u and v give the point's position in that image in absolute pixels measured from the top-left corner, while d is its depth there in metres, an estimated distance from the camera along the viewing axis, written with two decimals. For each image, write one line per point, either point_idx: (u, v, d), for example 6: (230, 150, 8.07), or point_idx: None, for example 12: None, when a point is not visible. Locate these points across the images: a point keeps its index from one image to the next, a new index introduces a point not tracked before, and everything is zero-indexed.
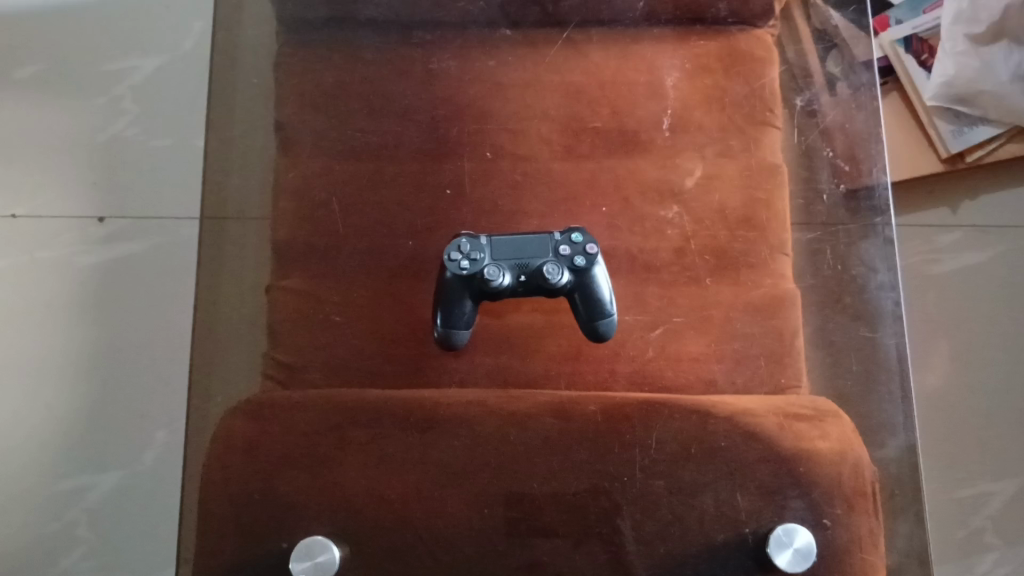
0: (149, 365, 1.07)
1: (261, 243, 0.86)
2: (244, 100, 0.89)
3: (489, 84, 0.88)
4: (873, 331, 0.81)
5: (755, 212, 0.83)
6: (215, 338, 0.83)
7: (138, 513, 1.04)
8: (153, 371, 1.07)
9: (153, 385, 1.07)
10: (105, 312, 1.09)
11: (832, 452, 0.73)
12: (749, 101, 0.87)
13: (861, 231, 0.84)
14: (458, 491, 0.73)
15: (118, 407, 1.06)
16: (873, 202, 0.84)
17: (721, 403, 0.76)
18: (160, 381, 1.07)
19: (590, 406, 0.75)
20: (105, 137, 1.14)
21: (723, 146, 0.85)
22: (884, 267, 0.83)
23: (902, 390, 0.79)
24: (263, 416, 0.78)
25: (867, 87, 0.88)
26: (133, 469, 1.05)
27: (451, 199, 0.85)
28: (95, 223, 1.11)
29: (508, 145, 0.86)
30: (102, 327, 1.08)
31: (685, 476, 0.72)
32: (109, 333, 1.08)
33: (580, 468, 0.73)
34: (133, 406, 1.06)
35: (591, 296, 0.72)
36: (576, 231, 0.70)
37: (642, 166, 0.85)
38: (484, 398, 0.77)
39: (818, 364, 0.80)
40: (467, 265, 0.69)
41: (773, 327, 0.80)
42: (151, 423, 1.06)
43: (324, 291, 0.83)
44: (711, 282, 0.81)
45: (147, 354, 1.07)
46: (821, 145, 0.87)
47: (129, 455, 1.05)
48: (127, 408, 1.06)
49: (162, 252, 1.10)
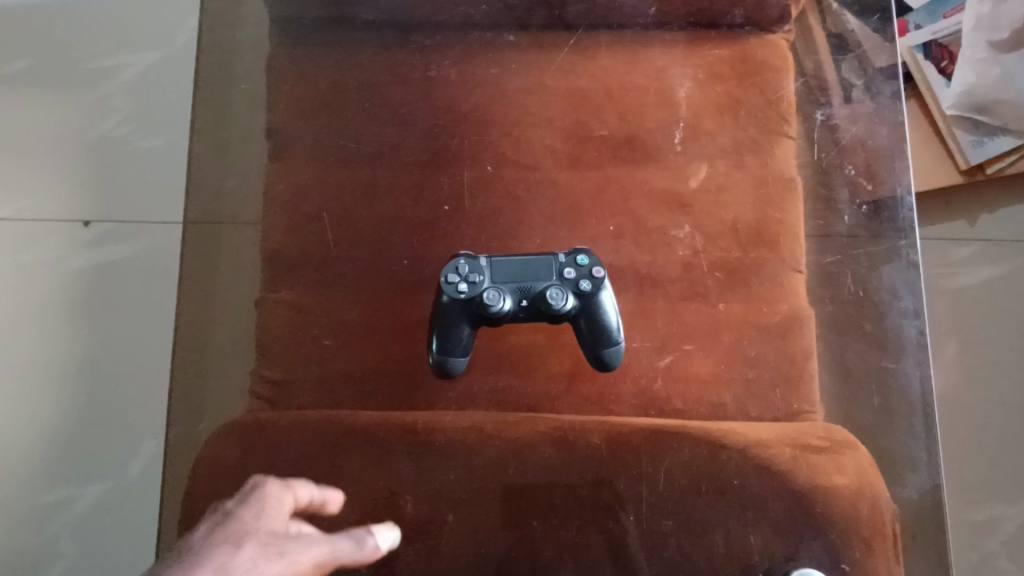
0: (134, 373, 1.03)
1: (252, 252, 0.82)
2: (237, 103, 0.85)
3: (492, 91, 0.84)
4: (895, 361, 0.76)
5: (769, 229, 0.79)
6: (200, 354, 0.79)
7: (124, 524, 0.98)
8: (141, 381, 1.02)
9: (139, 397, 1.02)
10: (94, 317, 1.04)
11: (848, 487, 0.70)
12: (763, 110, 0.82)
13: (884, 254, 0.80)
14: (456, 522, 0.69)
15: (106, 419, 1.01)
16: (897, 222, 0.80)
17: (732, 433, 0.72)
18: (146, 392, 1.02)
19: (594, 437, 0.71)
20: (96, 134, 1.10)
21: (737, 159, 0.81)
22: (908, 293, 0.78)
23: (925, 425, 0.74)
24: (248, 439, 0.74)
25: (892, 99, 0.83)
26: (120, 481, 0.99)
27: (449, 214, 0.80)
28: (81, 227, 1.06)
29: (510, 154, 0.82)
30: (88, 333, 1.04)
31: (694, 513, 0.68)
32: (98, 339, 1.03)
33: (582, 503, 0.69)
34: (121, 418, 1.01)
35: (598, 323, 0.68)
36: (582, 254, 0.67)
37: (652, 178, 0.80)
38: (481, 424, 0.72)
39: (837, 391, 0.75)
40: (466, 288, 0.65)
41: (787, 351, 0.75)
42: (138, 434, 1.01)
43: (315, 305, 0.79)
44: (724, 305, 0.77)
45: (135, 362, 1.03)
46: (842, 161, 0.82)
47: (116, 467, 1.00)
48: (115, 418, 1.01)
49: (153, 256, 1.06)
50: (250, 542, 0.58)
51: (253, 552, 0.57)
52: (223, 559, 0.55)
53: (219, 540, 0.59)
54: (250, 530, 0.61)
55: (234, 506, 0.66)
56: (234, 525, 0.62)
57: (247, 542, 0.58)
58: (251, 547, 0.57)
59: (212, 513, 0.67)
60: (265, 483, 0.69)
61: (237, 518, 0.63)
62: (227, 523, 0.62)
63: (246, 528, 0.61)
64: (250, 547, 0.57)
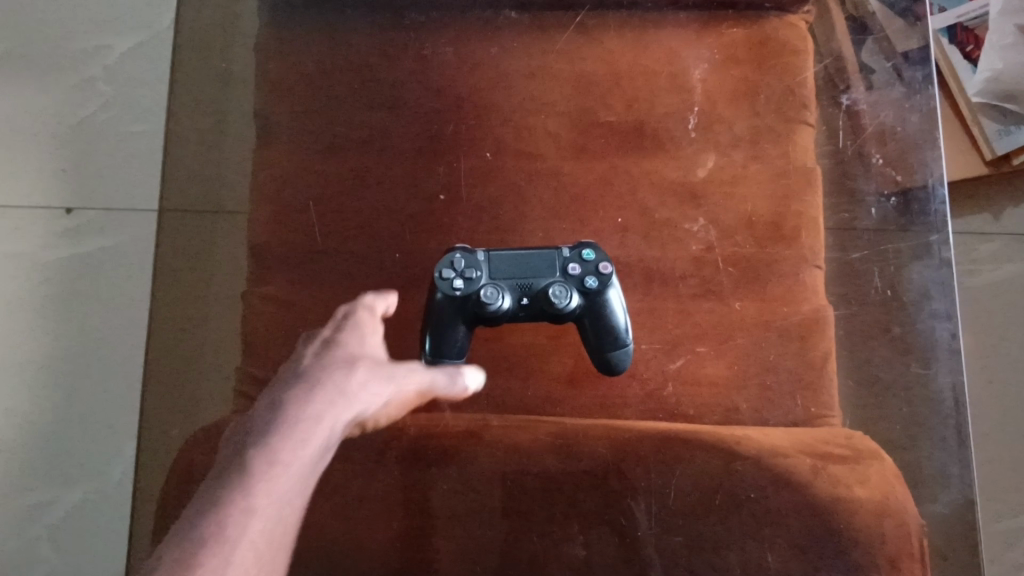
0: (117, 371, 0.97)
1: (237, 245, 0.77)
2: (214, 86, 0.80)
3: (491, 73, 0.79)
4: (925, 366, 0.71)
5: (785, 224, 0.74)
6: (176, 353, 0.74)
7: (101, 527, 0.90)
8: (121, 372, 0.97)
9: (124, 395, 0.96)
10: (69, 311, 0.99)
11: (872, 501, 0.64)
12: (780, 96, 0.77)
13: (915, 250, 0.74)
14: (456, 537, 0.64)
15: (90, 421, 0.95)
16: (929, 219, 0.74)
17: (745, 440, 0.67)
18: (131, 390, 0.96)
19: (599, 446, 0.66)
20: (72, 119, 1.05)
21: (753, 147, 0.76)
22: (939, 294, 0.73)
23: (958, 437, 0.69)
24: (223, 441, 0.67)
25: (924, 84, 0.78)
26: (98, 484, 0.92)
27: (445, 205, 0.75)
28: (61, 214, 1.01)
29: (511, 142, 0.77)
30: (67, 327, 0.99)
31: (705, 531, 0.64)
32: (76, 333, 0.98)
33: (586, 518, 0.64)
34: (108, 410, 0.96)
35: (604, 323, 0.64)
36: (587, 248, 0.63)
37: (662, 168, 0.75)
38: (480, 430, 0.67)
39: (863, 400, 0.70)
40: (461, 284, 0.62)
41: (806, 354, 0.71)
42: (122, 438, 0.94)
43: (305, 300, 0.74)
44: (739, 304, 0.72)
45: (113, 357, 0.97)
46: (872, 149, 0.77)
47: (97, 470, 0.93)
48: (97, 416, 0.96)
49: (137, 244, 1.02)
50: (361, 366, 0.67)
51: (362, 380, 0.67)
52: (335, 384, 0.66)
53: (337, 361, 0.69)
54: (361, 355, 0.68)
55: (332, 334, 0.72)
56: (346, 350, 0.69)
57: (359, 365, 0.68)
58: (361, 373, 0.67)
59: (299, 336, 0.72)
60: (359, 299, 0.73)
61: (345, 342, 0.71)
62: (340, 348, 0.70)
63: (358, 353, 0.69)
64: (360, 373, 0.67)
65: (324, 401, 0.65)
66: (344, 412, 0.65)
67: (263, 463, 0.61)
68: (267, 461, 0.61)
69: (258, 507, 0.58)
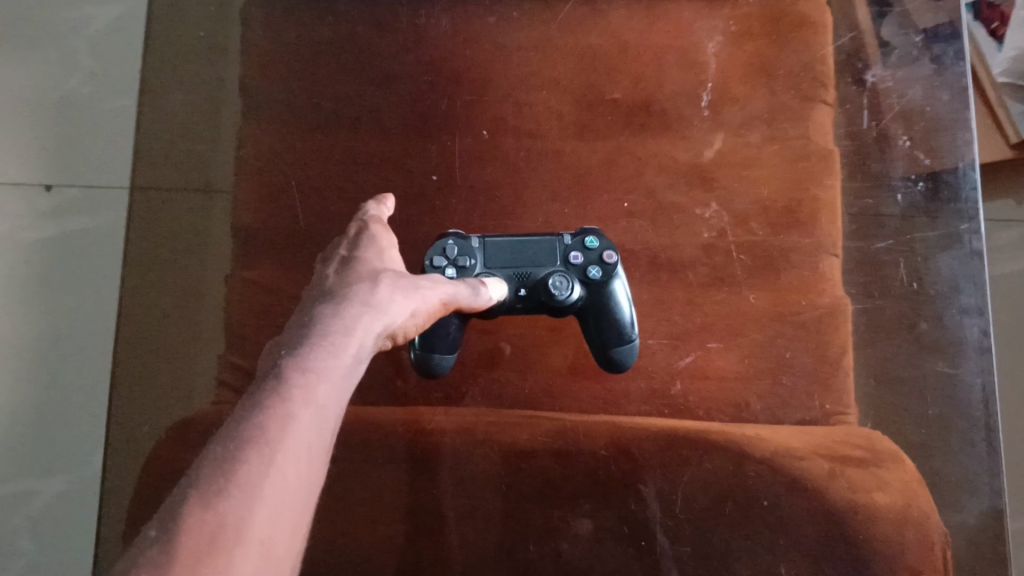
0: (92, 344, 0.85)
1: (217, 226, 0.72)
2: (196, 59, 0.76)
3: (489, 46, 0.74)
4: (953, 365, 0.66)
5: (801, 209, 0.69)
6: (152, 337, 0.71)
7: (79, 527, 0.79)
8: (89, 349, 0.84)
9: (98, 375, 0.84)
10: (30, 301, 0.87)
11: (892, 508, 0.60)
12: (799, 72, 0.72)
13: (945, 241, 0.69)
14: (451, 545, 0.60)
15: (67, 405, 0.83)
16: (958, 206, 0.69)
17: (757, 440, 0.63)
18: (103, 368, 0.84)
19: (600, 447, 0.62)
20: (44, 90, 0.92)
21: (769, 127, 0.71)
22: (969, 287, 0.68)
23: (988, 443, 0.64)
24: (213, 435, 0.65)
25: (956, 59, 0.72)
26: (81, 473, 0.80)
27: (439, 187, 0.71)
28: (39, 190, 0.89)
29: (510, 119, 0.72)
30: (40, 307, 0.86)
31: (714, 540, 0.60)
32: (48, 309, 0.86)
33: (586, 526, 0.60)
34: (85, 392, 0.83)
35: (608, 316, 0.60)
36: (590, 235, 0.60)
37: (672, 148, 0.71)
38: (474, 427, 0.63)
39: (886, 401, 0.65)
40: (454, 273, 0.57)
41: (824, 349, 0.66)
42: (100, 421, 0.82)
43: (287, 285, 0.69)
44: (753, 296, 0.67)
45: (77, 346, 0.85)
46: (897, 130, 0.71)
47: (79, 457, 0.81)
48: (72, 398, 0.83)
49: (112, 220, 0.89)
50: (386, 279, 0.51)
51: (391, 290, 0.50)
52: (357, 296, 0.49)
53: (352, 279, 0.52)
54: (379, 270, 0.53)
55: (348, 250, 0.60)
56: (359, 268, 0.54)
57: (379, 279, 0.51)
58: (386, 284, 0.50)
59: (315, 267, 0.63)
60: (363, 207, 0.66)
61: (355, 263, 0.55)
62: (351, 267, 0.55)
63: (376, 270, 0.53)
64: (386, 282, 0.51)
65: (351, 310, 0.47)
66: (374, 324, 0.48)
67: (291, 374, 0.42)
68: (295, 374, 0.42)
69: (296, 435, 0.39)
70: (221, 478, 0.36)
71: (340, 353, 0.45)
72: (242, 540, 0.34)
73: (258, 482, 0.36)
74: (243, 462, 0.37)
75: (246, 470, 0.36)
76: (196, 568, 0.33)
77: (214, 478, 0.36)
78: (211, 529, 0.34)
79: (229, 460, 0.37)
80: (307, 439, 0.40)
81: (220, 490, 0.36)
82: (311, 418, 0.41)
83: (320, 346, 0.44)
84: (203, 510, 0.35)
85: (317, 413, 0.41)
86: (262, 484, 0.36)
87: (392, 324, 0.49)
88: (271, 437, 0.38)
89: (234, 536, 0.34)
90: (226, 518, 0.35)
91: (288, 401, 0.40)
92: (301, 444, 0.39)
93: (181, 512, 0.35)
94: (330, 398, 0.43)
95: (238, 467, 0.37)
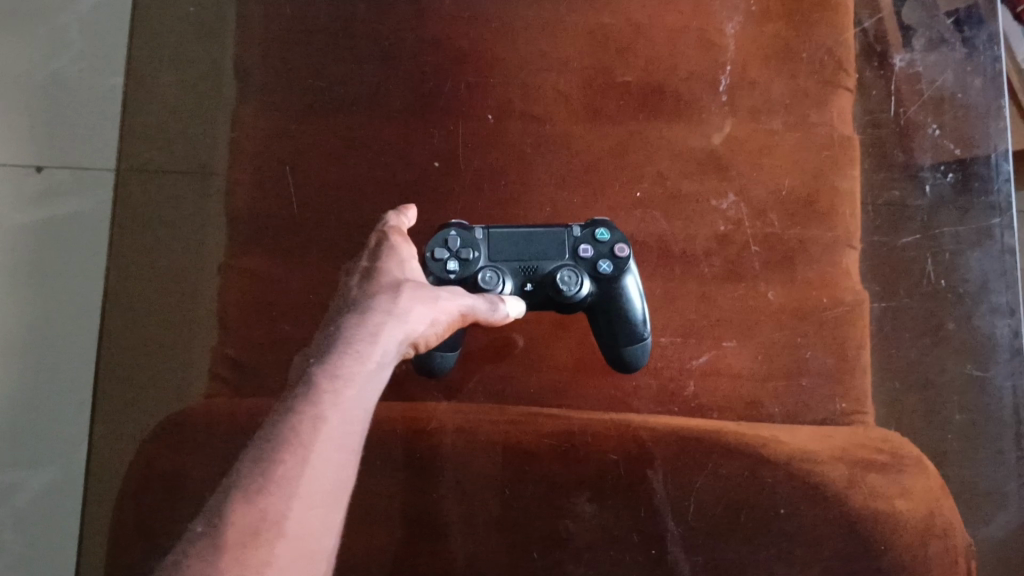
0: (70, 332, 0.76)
1: (209, 212, 0.69)
2: (190, 38, 0.73)
3: (495, 24, 0.71)
4: (983, 368, 0.63)
5: (820, 200, 0.66)
6: (139, 326, 0.68)
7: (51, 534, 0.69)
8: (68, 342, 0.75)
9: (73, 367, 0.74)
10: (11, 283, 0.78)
11: (914, 517, 0.58)
12: (821, 56, 0.69)
13: (977, 235, 0.66)
14: (452, 551, 0.57)
15: (43, 399, 0.74)
16: (991, 199, 0.66)
17: (774, 444, 0.60)
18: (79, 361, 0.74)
19: (609, 451, 0.60)
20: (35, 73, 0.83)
21: (790, 113, 0.68)
22: (1001, 286, 0.65)
23: (1017, 451, 0.61)
24: (212, 432, 0.63)
25: (989, 44, 0.69)
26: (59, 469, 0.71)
27: (440, 174, 0.67)
28: (31, 172, 0.81)
29: (516, 102, 0.69)
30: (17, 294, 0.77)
31: (729, 552, 0.57)
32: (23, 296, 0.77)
33: (597, 536, 0.58)
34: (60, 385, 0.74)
35: (620, 313, 0.57)
36: (601, 227, 0.57)
37: (686, 135, 0.67)
38: (477, 428, 0.60)
39: (910, 405, 0.62)
40: (456, 267, 0.55)
41: (844, 347, 0.63)
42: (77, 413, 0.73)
43: (282, 274, 0.66)
44: (771, 292, 0.64)
45: (59, 336, 0.76)
46: (924, 118, 0.68)
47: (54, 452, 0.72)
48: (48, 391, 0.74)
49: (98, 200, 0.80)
50: (408, 286, 0.51)
51: (409, 298, 0.50)
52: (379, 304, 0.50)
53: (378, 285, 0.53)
54: (403, 277, 0.53)
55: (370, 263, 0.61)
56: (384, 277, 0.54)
57: (401, 288, 0.51)
58: (405, 292, 0.50)
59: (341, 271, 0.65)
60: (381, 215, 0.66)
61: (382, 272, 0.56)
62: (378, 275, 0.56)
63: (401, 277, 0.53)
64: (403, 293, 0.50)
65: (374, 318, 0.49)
66: (397, 331, 0.48)
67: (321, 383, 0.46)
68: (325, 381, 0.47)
69: (324, 438, 0.45)
70: (262, 478, 0.43)
71: (367, 358, 0.48)
72: (280, 532, 0.41)
73: (291, 482, 0.42)
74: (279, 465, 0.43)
75: (279, 472, 0.42)
76: (238, 556, 0.40)
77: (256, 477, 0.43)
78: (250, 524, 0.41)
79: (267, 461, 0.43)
80: (334, 440, 0.45)
81: (259, 492, 0.42)
82: (340, 421, 0.46)
83: (347, 354, 0.48)
84: (245, 507, 0.42)
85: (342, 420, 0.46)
86: (295, 483, 0.42)
87: (417, 332, 0.49)
88: (300, 444, 0.44)
89: (269, 533, 0.40)
90: (263, 514, 0.41)
91: (316, 408, 0.45)
92: (329, 446, 0.45)
93: (230, 507, 0.42)
94: (357, 401, 0.47)
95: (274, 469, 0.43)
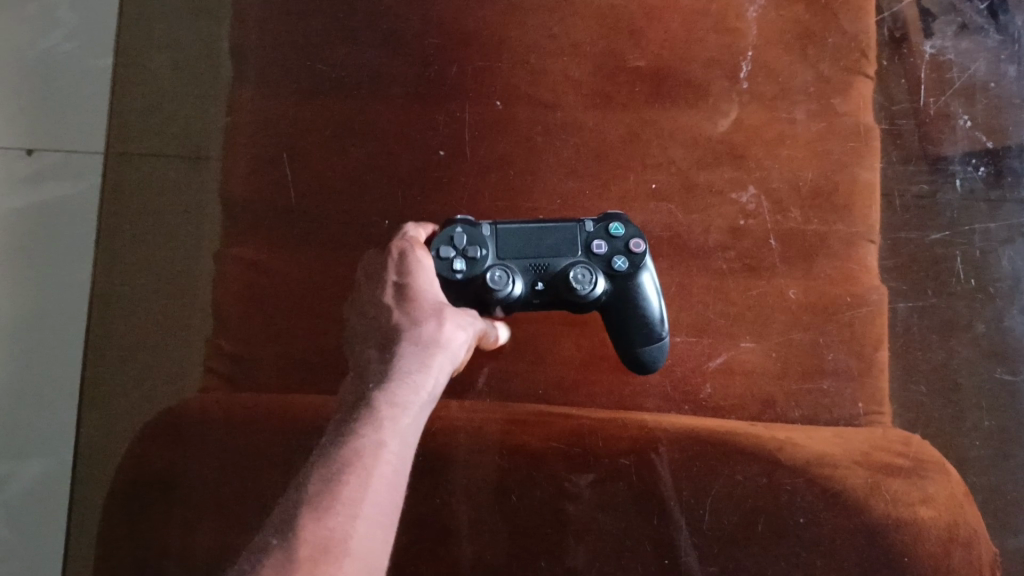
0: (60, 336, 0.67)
1: (204, 199, 0.66)
2: (184, 18, 0.70)
3: (505, 5, 0.68)
4: (1013, 372, 0.61)
5: (841, 191, 0.63)
6: (126, 313, 0.66)
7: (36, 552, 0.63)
8: (61, 346, 0.67)
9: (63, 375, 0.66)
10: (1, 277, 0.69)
11: (937, 525, 0.56)
12: (846, 42, 0.66)
13: (1010, 233, 0.63)
14: (453, 557, 0.55)
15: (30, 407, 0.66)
16: None
17: (790, 447, 0.58)
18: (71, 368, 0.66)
19: (620, 454, 0.57)
20: (6, 53, 0.72)
21: (814, 102, 0.65)
22: None
23: None
24: (208, 428, 0.61)
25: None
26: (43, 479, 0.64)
27: (445, 162, 0.65)
28: (20, 155, 0.70)
29: (526, 87, 0.66)
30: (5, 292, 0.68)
31: (746, 561, 0.55)
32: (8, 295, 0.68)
33: (607, 545, 0.56)
34: (50, 394, 0.66)
35: (635, 311, 0.54)
36: (614, 221, 0.55)
37: (703, 123, 0.64)
38: (482, 429, 0.58)
39: (936, 409, 0.59)
40: (462, 266, 0.52)
41: (865, 347, 0.60)
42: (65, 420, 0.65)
43: (279, 265, 0.63)
44: (791, 290, 0.61)
45: (52, 341, 0.67)
46: (957, 108, 0.65)
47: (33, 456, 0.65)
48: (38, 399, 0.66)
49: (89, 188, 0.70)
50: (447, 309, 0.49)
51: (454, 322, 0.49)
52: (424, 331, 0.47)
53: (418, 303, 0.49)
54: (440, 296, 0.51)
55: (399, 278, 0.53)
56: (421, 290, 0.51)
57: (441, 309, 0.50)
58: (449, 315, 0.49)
59: (354, 269, 0.63)
60: (387, 211, 0.64)
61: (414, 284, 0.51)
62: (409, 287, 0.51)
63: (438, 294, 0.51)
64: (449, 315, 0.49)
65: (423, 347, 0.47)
66: (447, 362, 0.48)
67: (381, 407, 0.44)
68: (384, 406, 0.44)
69: (387, 462, 0.42)
70: (325, 496, 0.39)
71: (421, 388, 0.46)
72: (347, 552, 0.37)
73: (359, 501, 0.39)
74: (343, 483, 0.40)
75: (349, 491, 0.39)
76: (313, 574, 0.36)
77: (322, 494, 0.39)
78: (321, 541, 0.37)
79: (329, 481, 0.40)
80: (398, 466, 0.42)
81: (326, 509, 0.38)
82: (400, 447, 0.43)
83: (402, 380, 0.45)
84: (314, 523, 0.38)
85: (403, 443, 0.43)
86: (365, 503, 0.39)
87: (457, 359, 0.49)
88: (364, 464, 0.41)
89: (339, 550, 0.37)
90: (332, 531, 0.38)
91: (379, 432, 0.43)
92: (390, 472, 0.41)
93: (293, 524, 0.38)
94: (413, 429, 0.44)
95: (340, 488, 0.39)
